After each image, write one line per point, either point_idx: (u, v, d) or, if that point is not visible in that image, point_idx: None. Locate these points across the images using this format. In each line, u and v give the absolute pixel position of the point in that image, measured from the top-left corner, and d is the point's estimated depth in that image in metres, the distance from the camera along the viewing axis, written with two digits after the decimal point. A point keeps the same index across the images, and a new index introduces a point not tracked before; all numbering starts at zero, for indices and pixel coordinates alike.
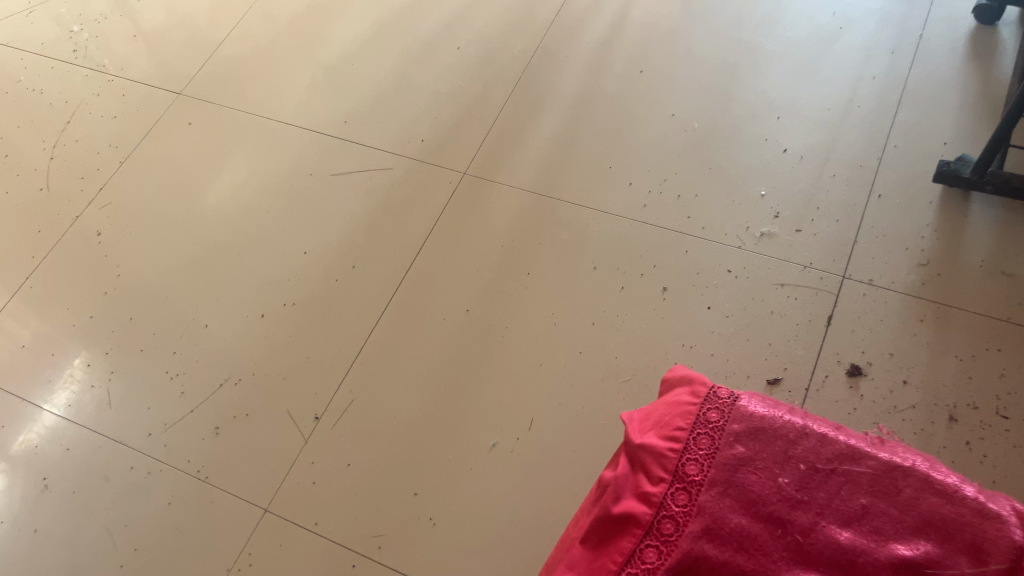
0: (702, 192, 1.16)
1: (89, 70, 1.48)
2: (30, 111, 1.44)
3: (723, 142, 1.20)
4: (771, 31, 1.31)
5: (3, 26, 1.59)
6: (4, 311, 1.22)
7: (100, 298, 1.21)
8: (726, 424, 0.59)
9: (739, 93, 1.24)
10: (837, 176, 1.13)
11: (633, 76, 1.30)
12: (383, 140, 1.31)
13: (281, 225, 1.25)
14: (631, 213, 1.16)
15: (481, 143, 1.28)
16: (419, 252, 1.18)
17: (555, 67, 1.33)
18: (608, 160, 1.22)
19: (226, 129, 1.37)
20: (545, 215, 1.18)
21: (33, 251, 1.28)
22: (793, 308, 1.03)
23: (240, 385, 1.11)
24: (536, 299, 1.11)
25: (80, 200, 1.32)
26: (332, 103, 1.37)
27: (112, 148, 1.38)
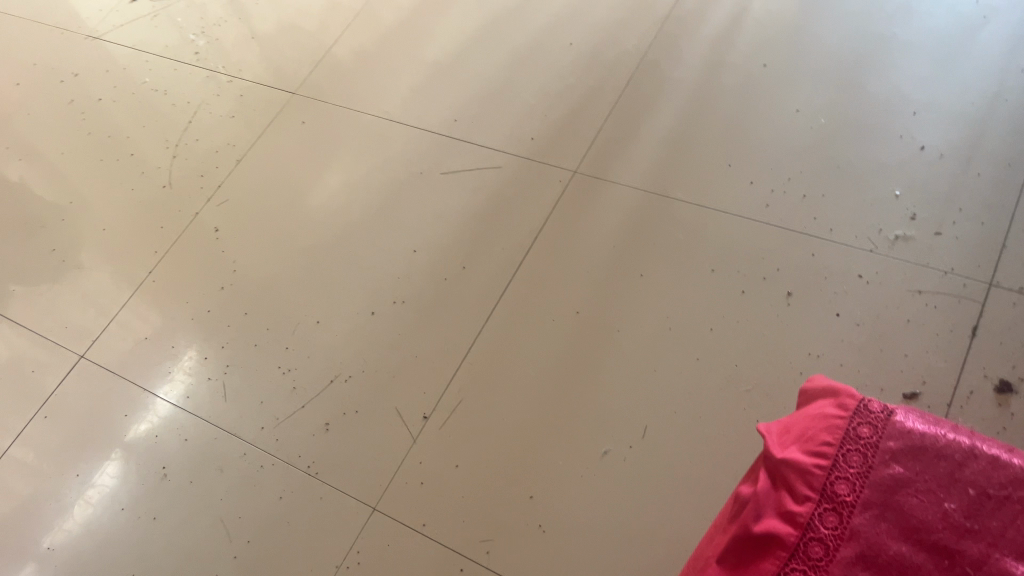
0: (830, 192, 1.09)
1: (209, 71, 1.53)
2: (155, 112, 1.50)
3: (853, 139, 1.13)
4: (906, 21, 1.23)
5: (129, 29, 1.66)
6: (128, 304, 1.27)
7: (217, 293, 1.24)
8: (881, 441, 0.54)
9: (871, 87, 1.17)
10: (981, 176, 1.05)
11: (754, 70, 1.24)
12: (492, 138, 1.29)
13: (390, 223, 1.25)
14: (752, 214, 1.10)
15: (592, 140, 1.24)
16: (528, 251, 1.16)
17: (670, 62, 1.29)
18: (728, 159, 1.17)
19: (338, 127, 1.38)
20: (659, 215, 1.14)
21: (155, 246, 1.32)
22: (932, 317, 0.96)
23: (350, 382, 1.11)
24: (650, 302, 1.07)
25: (200, 197, 1.36)
26: (442, 101, 1.36)
27: (229, 146, 1.41)
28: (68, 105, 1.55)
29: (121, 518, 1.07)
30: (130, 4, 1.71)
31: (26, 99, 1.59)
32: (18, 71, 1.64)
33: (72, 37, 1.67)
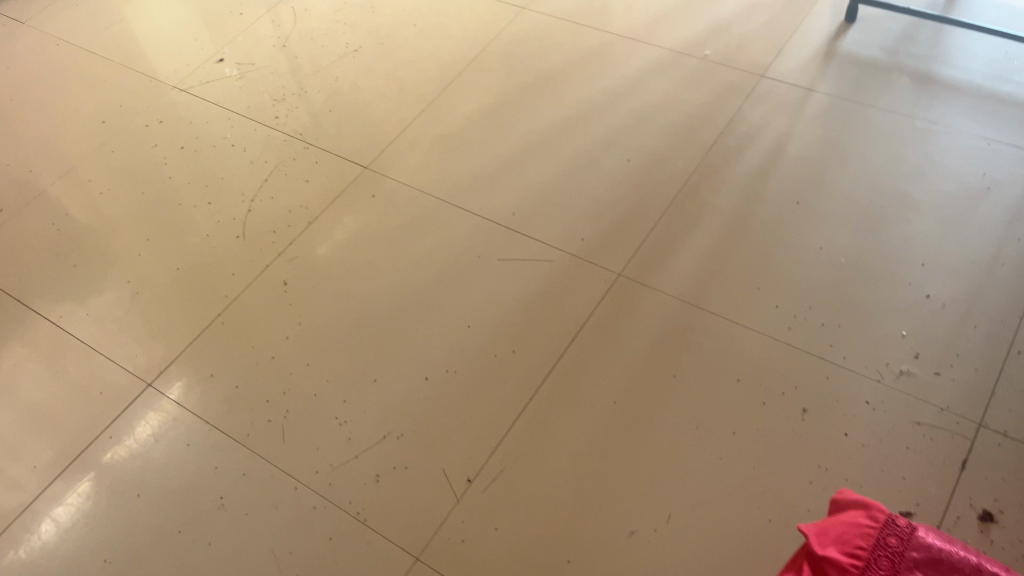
0: (845, 324, 1.24)
1: (288, 136, 1.68)
2: (233, 165, 1.63)
3: (868, 279, 1.29)
4: (921, 181, 1.40)
5: (215, 85, 1.81)
6: (198, 341, 1.38)
7: (282, 341, 1.36)
8: (906, 551, 0.66)
9: (887, 235, 1.34)
10: (977, 329, 1.21)
11: (786, 206, 1.40)
12: (547, 234, 1.44)
13: (447, 298, 1.38)
14: (777, 334, 1.25)
15: (637, 248, 1.39)
16: (572, 340, 1.29)
17: (711, 188, 1.45)
18: (757, 282, 1.32)
19: (405, 205, 1.52)
20: (694, 323, 1.28)
21: (226, 290, 1.44)
22: (928, 447, 1.10)
23: (401, 439, 1.22)
24: (681, 402, 1.20)
25: (271, 250, 1.49)
26: (504, 195, 1.51)
27: (303, 207, 1.55)
28: (151, 148, 1.69)
29: (178, 540, 1.16)
30: (216, 63, 1.86)
31: (111, 136, 1.72)
32: (106, 110, 1.78)
33: (158, 86, 1.82)
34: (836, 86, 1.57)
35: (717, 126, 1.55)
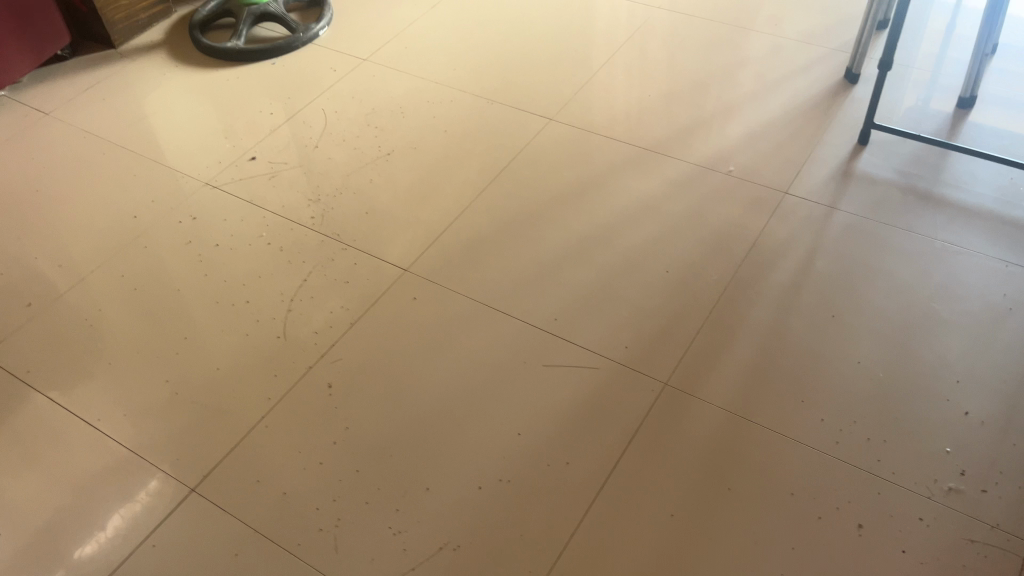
0: (890, 439, 1.28)
1: (325, 237, 1.70)
2: (271, 265, 1.65)
3: (907, 394, 1.34)
4: (947, 299, 1.47)
5: (248, 184, 1.84)
6: (242, 445, 1.36)
7: (330, 445, 1.35)
8: None
9: (921, 351, 1.40)
10: (1016, 446, 1.26)
11: (822, 320, 1.46)
12: (590, 341, 1.47)
13: (495, 404, 1.38)
14: (825, 448, 1.28)
15: (680, 358, 1.43)
16: (624, 451, 1.30)
17: (747, 300, 1.51)
18: (801, 394, 1.36)
19: (446, 309, 1.55)
20: (743, 435, 1.31)
21: (269, 393, 1.43)
22: (984, 565, 1.13)
23: (459, 551, 1.21)
24: (738, 515, 1.22)
25: (313, 352, 1.49)
26: (545, 300, 1.54)
27: (343, 308, 1.56)
28: (186, 245, 1.70)
29: None
30: (248, 161, 1.90)
31: (146, 233, 1.74)
32: (139, 206, 1.80)
33: (191, 183, 1.85)
34: (857, 205, 1.66)
35: (747, 239, 1.62)
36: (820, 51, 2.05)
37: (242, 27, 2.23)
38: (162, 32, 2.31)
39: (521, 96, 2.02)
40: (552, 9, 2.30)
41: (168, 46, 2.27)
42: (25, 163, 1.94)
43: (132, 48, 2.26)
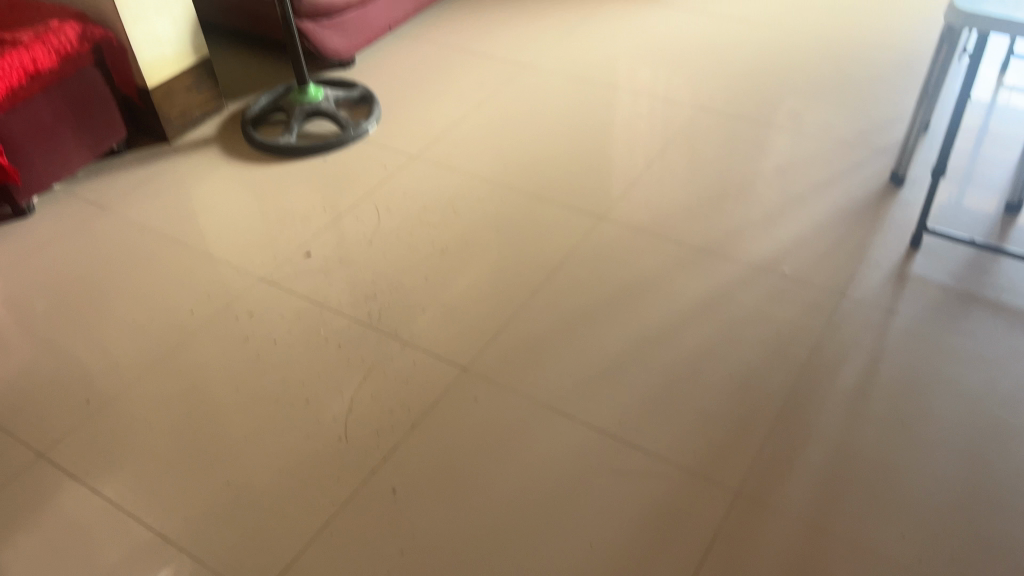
0: (974, 557, 1.26)
1: (383, 334, 1.70)
2: (329, 363, 1.65)
3: (986, 510, 1.32)
4: (1015, 408, 1.47)
5: (304, 279, 1.85)
6: (307, 553, 1.33)
7: (398, 554, 1.32)
8: None
9: (995, 463, 1.39)
10: None
11: (893, 428, 1.45)
12: (657, 447, 1.45)
13: (565, 512, 1.36)
14: (908, 565, 1.25)
15: (751, 466, 1.41)
16: (701, 566, 1.28)
17: (814, 405, 1.50)
18: (878, 507, 1.33)
19: (509, 409, 1.53)
20: (822, 550, 1.28)
21: (333, 497, 1.41)
22: None
23: None
24: None
25: (376, 455, 1.47)
26: (608, 403, 1.53)
27: (404, 409, 1.55)
28: (243, 343, 1.70)
29: None
30: (303, 257, 1.92)
31: (202, 329, 1.74)
32: (195, 302, 1.81)
33: (246, 279, 1.87)
34: (915, 309, 1.66)
35: (808, 343, 1.61)
36: (864, 154, 2.09)
37: (295, 124, 2.28)
38: (214, 127, 2.37)
39: (571, 195, 2.05)
40: (595, 107, 2.36)
41: (220, 141, 2.32)
42: (82, 259, 1.96)
43: (185, 143, 2.31)
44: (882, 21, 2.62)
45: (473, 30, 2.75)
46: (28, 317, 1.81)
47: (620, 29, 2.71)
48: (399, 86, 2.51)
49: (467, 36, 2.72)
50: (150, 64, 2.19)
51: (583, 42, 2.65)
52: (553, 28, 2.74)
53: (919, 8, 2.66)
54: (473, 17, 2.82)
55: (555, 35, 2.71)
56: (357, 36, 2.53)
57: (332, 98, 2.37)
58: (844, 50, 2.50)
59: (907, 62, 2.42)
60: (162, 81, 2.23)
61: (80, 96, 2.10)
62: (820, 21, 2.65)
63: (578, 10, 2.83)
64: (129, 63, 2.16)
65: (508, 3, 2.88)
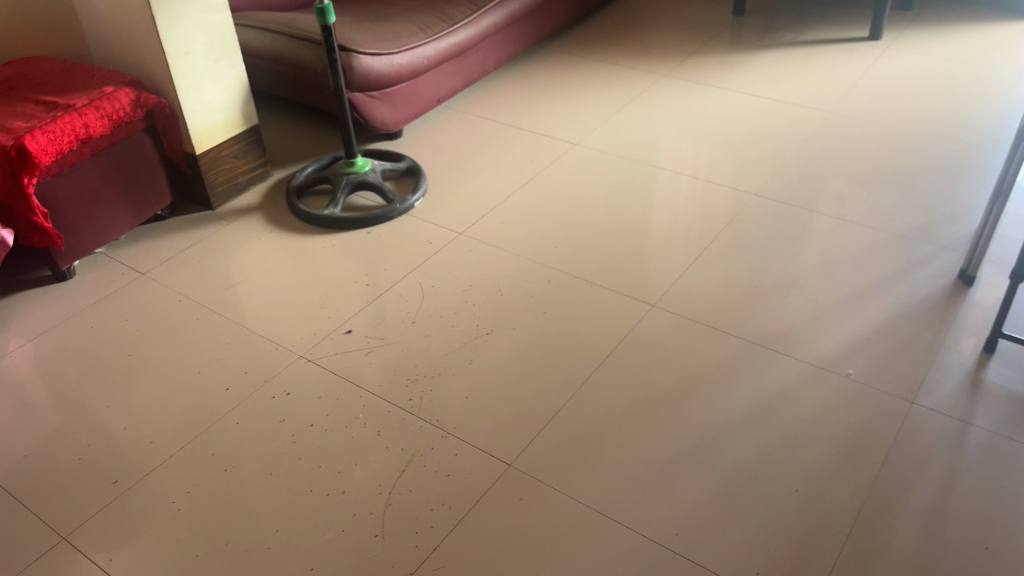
0: None
1: (425, 421, 1.63)
2: (367, 450, 1.57)
3: None
4: None
5: (344, 358, 1.79)
6: None
7: None
8: None
9: None
10: None
11: (975, 553, 1.35)
12: (717, 564, 1.35)
13: None
14: None
15: None
16: None
17: (887, 525, 1.40)
18: None
19: (557, 511, 1.44)
20: None
21: None
22: None
23: None
24: None
25: (415, 555, 1.39)
26: (664, 511, 1.44)
27: (445, 505, 1.46)
28: (278, 424, 1.64)
29: None
30: (343, 334, 1.86)
31: (237, 407, 1.68)
32: (231, 378, 1.75)
33: (284, 355, 1.81)
34: (992, 421, 1.56)
35: (877, 454, 1.52)
36: (928, 248, 2.01)
37: (341, 195, 2.25)
38: (259, 195, 2.35)
39: (620, 280, 1.98)
40: (645, 188, 2.31)
41: (264, 209, 2.29)
42: (119, 326, 1.92)
43: (228, 211, 2.29)
44: (940, 109, 2.56)
45: (521, 106, 2.74)
46: (60, 386, 1.76)
47: (669, 108, 2.68)
48: (446, 160, 2.48)
49: (515, 112, 2.71)
50: (200, 131, 2.18)
51: (633, 120, 2.62)
52: (601, 106, 2.72)
53: (981, 97, 2.60)
54: (521, 92, 2.81)
55: (604, 112, 2.68)
56: (406, 109, 2.52)
57: (379, 170, 2.34)
58: (901, 137, 2.45)
59: (969, 153, 2.35)
60: (210, 148, 2.22)
61: (128, 161, 2.09)
62: (875, 107, 2.59)
63: (627, 88, 2.81)
64: (179, 129, 2.15)
65: (556, 79, 2.87)
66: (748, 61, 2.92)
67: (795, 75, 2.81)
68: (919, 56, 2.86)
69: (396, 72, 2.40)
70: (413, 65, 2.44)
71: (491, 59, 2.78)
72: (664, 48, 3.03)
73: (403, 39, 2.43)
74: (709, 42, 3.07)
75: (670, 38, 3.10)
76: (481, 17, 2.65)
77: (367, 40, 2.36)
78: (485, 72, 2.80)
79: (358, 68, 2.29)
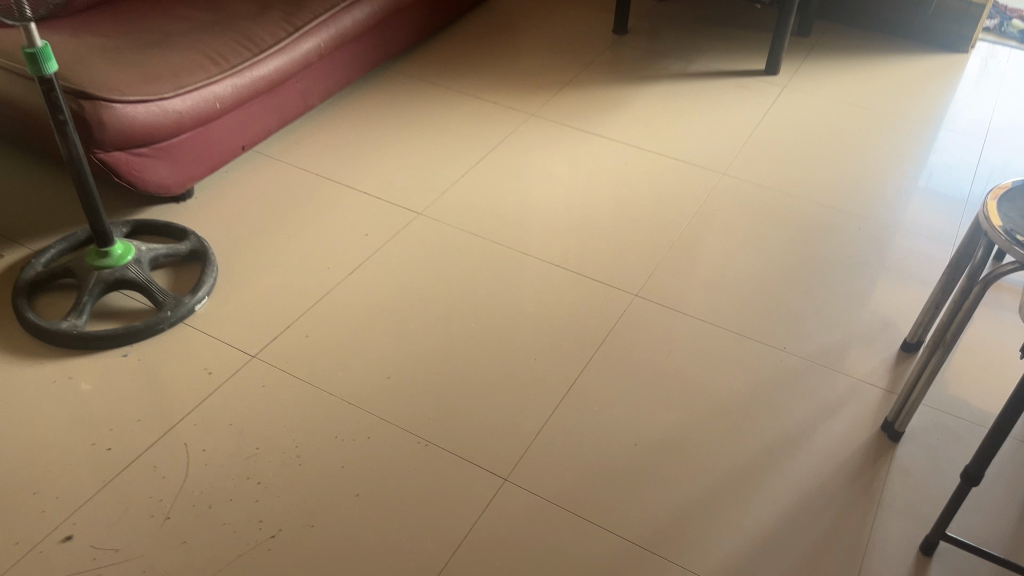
0: None
1: None
2: None
3: None
4: None
5: None
6: None
7: None
8: None
9: None
10: None
11: None
12: None
13: None
14: None
15: None
16: None
17: None
18: None
19: None
20: None
21: None
22: None
23: None
24: None
25: None
26: None
27: None
28: None
29: None
30: (60, 541, 1.29)
31: None
32: None
33: None
34: None
35: None
36: (844, 381, 1.63)
37: (87, 299, 1.64)
38: None
39: (464, 434, 1.49)
40: (502, 284, 1.81)
41: None
42: None
43: None
44: (850, 175, 2.19)
45: (352, 153, 2.18)
46: None
47: (537, 162, 2.18)
48: (247, 236, 1.90)
49: (345, 162, 2.14)
50: None
51: (491, 179, 2.12)
52: (454, 155, 2.19)
53: (893, 159, 2.25)
54: (354, 133, 2.24)
55: (457, 165, 2.16)
56: (195, 164, 1.92)
57: (147, 258, 1.73)
58: (808, 212, 2.06)
59: (886, 238, 1.99)
60: None
61: None
62: (777, 169, 2.20)
63: (487, 131, 2.29)
64: None
65: (401, 115, 2.32)
66: (629, 98, 2.46)
67: (684, 120, 2.37)
68: (821, 100, 2.48)
69: (174, 123, 1.79)
70: (200, 111, 1.84)
71: (316, 89, 2.20)
72: (533, 76, 2.53)
73: (184, 75, 1.82)
74: (587, 69, 2.59)
75: (540, 63, 2.60)
76: (299, 41, 2.06)
77: (129, 78, 1.73)
78: (309, 106, 2.22)
79: (112, 122, 1.68)
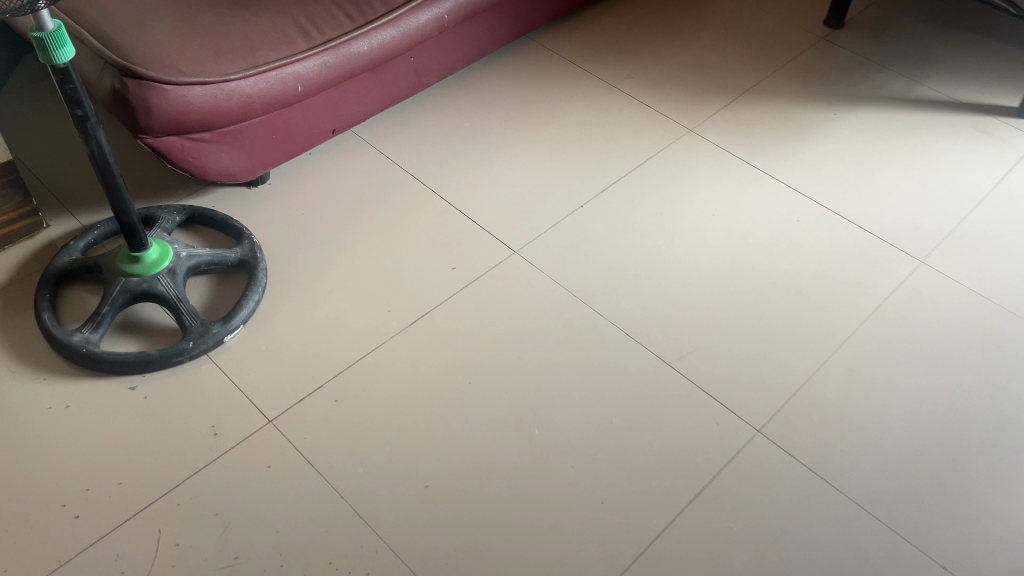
0: None
1: None
2: None
3: None
4: None
5: None
6: None
7: None
8: None
9: None
10: None
11: None
12: None
13: None
14: None
15: None
16: None
17: None
18: None
19: None
20: None
21: None
22: None
23: None
24: None
25: None
26: None
27: None
28: None
29: None
30: None
31: None
32: None
33: None
34: None
35: None
36: None
37: (109, 312, 1.42)
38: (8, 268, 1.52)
39: None
40: (589, 375, 1.44)
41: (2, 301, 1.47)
42: None
43: None
44: None
45: (459, 152, 1.82)
46: None
47: (679, 201, 1.74)
48: (311, 245, 1.61)
49: (448, 163, 1.79)
50: None
51: (615, 217, 1.70)
52: (579, 174, 1.78)
53: None
54: (469, 124, 1.87)
55: (580, 189, 1.75)
56: (268, 150, 1.64)
57: (186, 268, 1.48)
58: None
59: None
60: None
61: None
62: (1000, 268, 1.64)
63: (629, 145, 1.85)
64: None
65: (530, 107, 1.92)
66: (822, 125, 1.93)
67: (887, 169, 1.83)
68: None
69: (241, 108, 1.50)
70: (276, 95, 1.53)
71: (433, 66, 1.84)
72: (705, 75, 2.04)
73: (262, 50, 1.50)
74: (777, 74, 2.05)
75: (718, 58, 2.09)
76: (415, 12, 1.68)
77: (192, 52, 1.44)
78: (422, 85, 1.86)
79: (161, 107, 1.40)
